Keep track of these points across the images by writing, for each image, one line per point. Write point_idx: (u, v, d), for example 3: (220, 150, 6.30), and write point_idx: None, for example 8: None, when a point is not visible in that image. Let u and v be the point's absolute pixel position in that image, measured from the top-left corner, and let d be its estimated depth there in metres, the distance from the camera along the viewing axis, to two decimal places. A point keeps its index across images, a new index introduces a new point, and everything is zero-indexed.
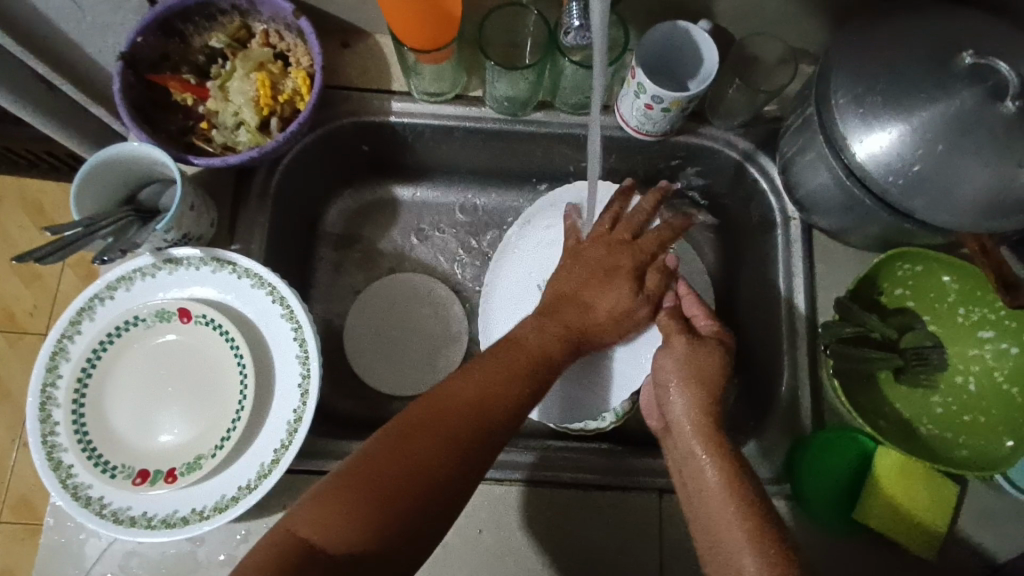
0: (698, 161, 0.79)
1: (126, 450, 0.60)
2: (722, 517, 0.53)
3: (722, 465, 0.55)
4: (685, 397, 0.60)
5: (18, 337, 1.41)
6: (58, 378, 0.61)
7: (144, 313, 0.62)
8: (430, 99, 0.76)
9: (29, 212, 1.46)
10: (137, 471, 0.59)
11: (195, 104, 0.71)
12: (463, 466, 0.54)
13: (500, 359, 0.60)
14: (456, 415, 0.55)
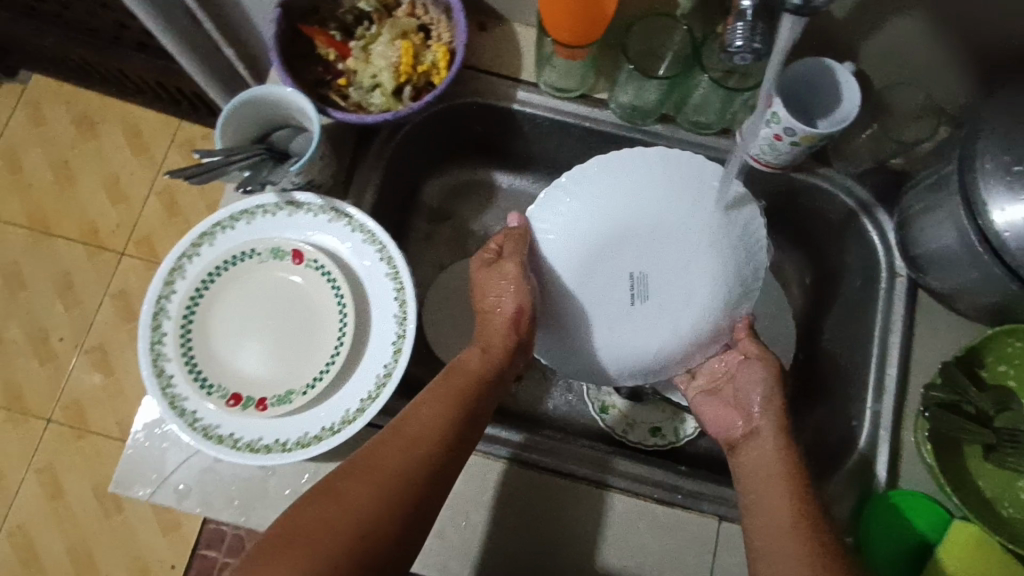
0: (807, 200, 0.78)
1: (222, 372, 0.63)
2: (774, 499, 0.57)
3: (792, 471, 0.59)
4: (773, 414, 0.64)
5: (97, 251, 1.49)
6: (173, 293, 0.65)
7: (261, 248, 0.65)
8: (555, 93, 0.77)
9: (129, 135, 1.54)
10: (231, 393, 0.62)
11: (335, 60, 0.74)
12: (428, 494, 0.56)
13: (437, 395, 0.62)
14: (394, 470, 0.55)
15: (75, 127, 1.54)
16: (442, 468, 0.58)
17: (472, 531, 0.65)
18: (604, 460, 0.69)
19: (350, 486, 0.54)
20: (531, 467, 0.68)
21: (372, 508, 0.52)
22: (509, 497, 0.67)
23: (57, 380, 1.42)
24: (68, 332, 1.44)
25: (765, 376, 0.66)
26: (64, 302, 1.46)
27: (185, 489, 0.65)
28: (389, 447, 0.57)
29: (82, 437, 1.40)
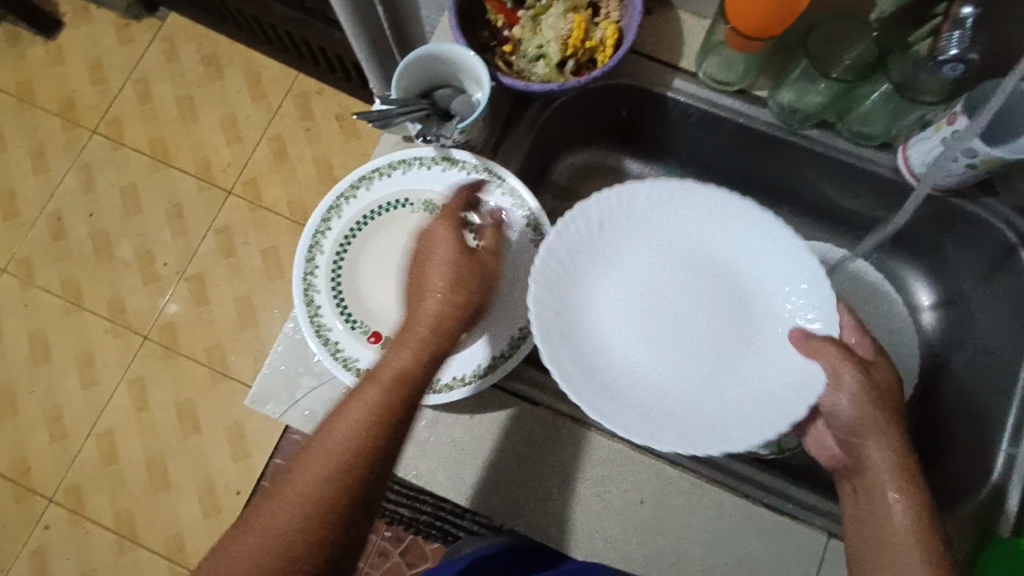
0: (961, 227, 0.75)
1: (366, 310, 0.67)
2: (908, 568, 0.53)
3: (915, 515, 0.55)
4: (895, 438, 0.58)
5: (207, 186, 1.57)
6: (329, 230, 0.69)
7: (415, 199, 0.70)
8: (712, 85, 0.76)
9: (250, 81, 1.62)
10: (372, 331, 0.66)
11: (502, 27, 0.76)
12: (355, 511, 0.54)
13: (389, 370, 0.58)
14: (331, 482, 0.54)
15: (203, 66, 1.63)
16: (365, 490, 0.55)
17: (576, 504, 0.66)
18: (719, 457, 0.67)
19: (300, 490, 0.54)
20: (644, 450, 0.67)
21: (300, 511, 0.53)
22: (618, 475, 0.66)
23: (156, 302, 1.51)
24: (173, 258, 1.54)
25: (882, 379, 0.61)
26: (172, 230, 1.55)
27: (312, 414, 0.68)
28: (318, 449, 0.55)
29: (172, 358, 1.48)
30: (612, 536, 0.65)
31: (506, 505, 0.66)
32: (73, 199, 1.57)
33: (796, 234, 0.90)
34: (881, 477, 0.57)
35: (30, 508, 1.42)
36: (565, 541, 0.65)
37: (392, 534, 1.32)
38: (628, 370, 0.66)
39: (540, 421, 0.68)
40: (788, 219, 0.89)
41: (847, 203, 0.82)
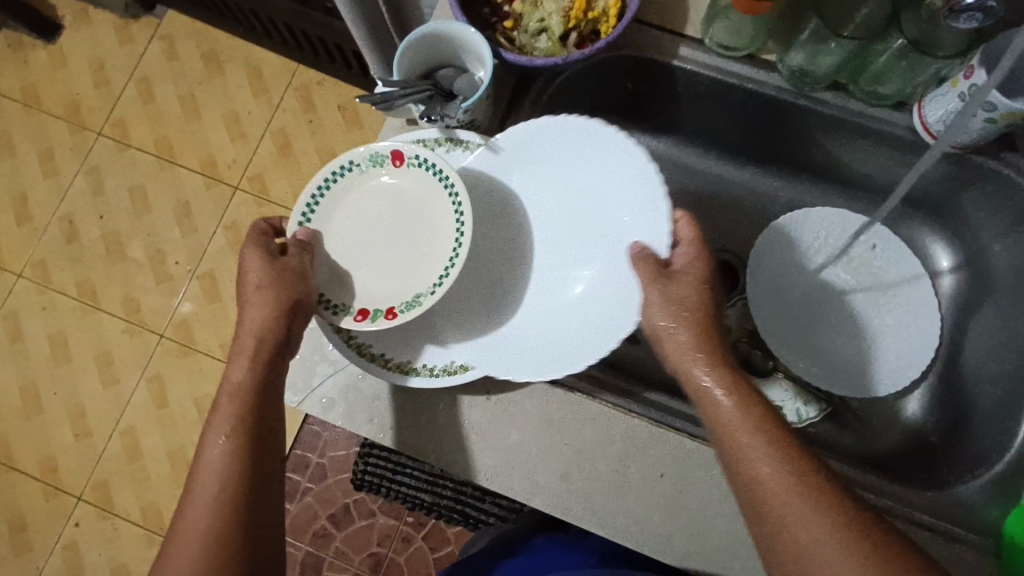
0: (983, 186, 0.73)
1: (342, 282, 0.67)
2: (760, 462, 0.52)
3: (742, 405, 0.54)
4: (691, 328, 0.59)
5: (214, 183, 1.57)
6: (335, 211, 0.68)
7: (359, 157, 0.68)
8: (721, 51, 0.74)
9: (251, 75, 1.61)
10: (358, 308, 0.65)
11: (502, 3, 0.74)
12: (266, 501, 0.57)
13: (243, 351, 0.61)
14: (236, 481, 0.56)
15: (203, 63, 1.62)
16: (263, 478, 0.57)
17: (596, 481, 0.66)
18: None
19: (222, 501, 0.55)
20: (661, 424, 0.67)
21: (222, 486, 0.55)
22: (637, 450, 0.66)
23: (170, 300, 1.53)
24: (184, 257, 1.54)
25: (693, 269, 0.61)
26: (182, 228, 1.56)
27: (329, 402, 0.69)
28: (224, 455, 0.56)
29: (189, 355, 1.50)
30: (632, 512, 0.65)
31: (527, 483, 0.66)
32: (82, 202, 1.58)
33: (809, 201, 0.88)
34: (710, 374, 0.56)
35: (60, 507, 1.45)
36: (586, 517, 0.65)
37: (413, 519, 1.33)
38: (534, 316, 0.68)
39: (554, 400, 0.68)
40: (801, 186, 0.88)
41: (861, 166, 0.80)
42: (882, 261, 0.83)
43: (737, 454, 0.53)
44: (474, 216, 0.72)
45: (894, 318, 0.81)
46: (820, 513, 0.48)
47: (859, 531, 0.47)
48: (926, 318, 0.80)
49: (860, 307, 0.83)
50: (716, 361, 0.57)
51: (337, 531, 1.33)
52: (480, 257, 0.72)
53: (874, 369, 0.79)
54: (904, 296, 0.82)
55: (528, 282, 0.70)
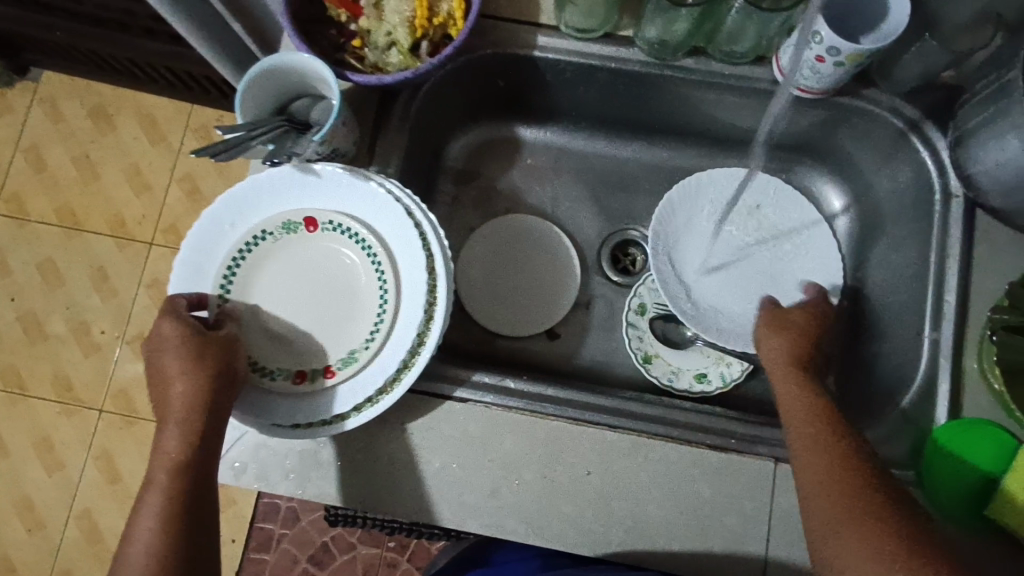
0: (853, 125, 0.74)
1: (279, 349, 0.63)
2: (825, 436, 0.59)
3: (809, 389, 0.63)
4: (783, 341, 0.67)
5: (126, 243, 1.50)
6: (202, 267, 0.64)
7: (271, 227, 0.64)
8: (577, 35, 0.73)
9: (145, 125, 1.54)
10: (295, 371, 0.62)
11: (347, 21, 0.71)
12: None
13: (176, 426, 0.57)
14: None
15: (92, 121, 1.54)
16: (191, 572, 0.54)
17: (525, 490, 0.65)
18: (660, 412, 0.68)
19: None
20: (581, 421, 0.67)
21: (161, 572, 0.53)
22: (560, 452, 0.66)
23: (103, 372, 1.46)
24: (109, 324, 1.47)
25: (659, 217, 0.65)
26: (101, 295, 1.48)
27: (241, 467, 0.66)
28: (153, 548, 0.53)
29: (134, 424, 1.44)
30: (566, 514, 0.65)
31: (458, 507, 0.65)
32: None
33: (703, 165, 0.88)
34: (788, 376, 0.65)
35: None
36: (522, 529, 0.65)
37: (396, 543, 1.31)
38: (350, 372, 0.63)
39: (472, 417, 0.67)
40: (692, 152, 0.87)
41: (741, 124, 0.80)
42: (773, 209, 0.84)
43: (788, 413, 0.62)
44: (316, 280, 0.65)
45: (796, 263, 0.82)
46: (848, 494, 0.54)
47: (843, 466, 0.56)
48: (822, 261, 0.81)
49: (762, 259, 0.82)
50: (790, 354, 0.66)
51: (320, 572, 1.29)
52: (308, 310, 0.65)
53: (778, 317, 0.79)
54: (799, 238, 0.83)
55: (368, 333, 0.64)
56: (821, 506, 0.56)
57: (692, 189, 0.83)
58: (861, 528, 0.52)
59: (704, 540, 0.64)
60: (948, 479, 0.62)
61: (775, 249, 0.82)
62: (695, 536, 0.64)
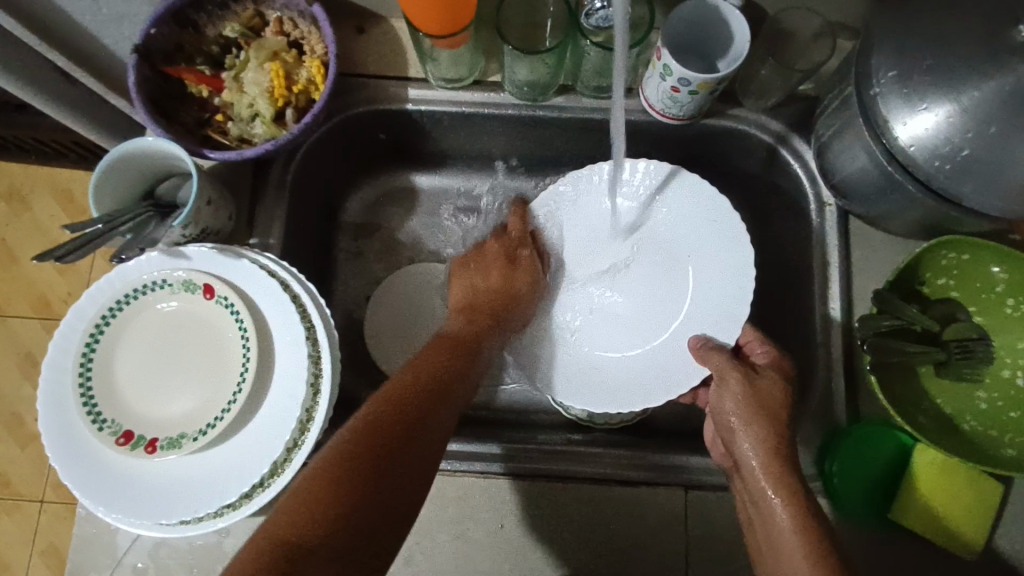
0: (727, 143, 0.75)
1: (139, 422, 0.60)
2: (749, 437, 0.59)
3: (739, 378, 0.61)
4: (742, 407, 0.60)
5: (53, 325, 1.39)
6: (65, 360, 0.61)
7: (172, 279, 0.62)
8: (447, 86, 0.73)
9: (61, 200, 1.43)
10: (149, 440, 0.59)
11: (210, 96, 0.70)
12: (399, 454, 0.54)
13: (384, 400, 0.58)
14: (380, 428, 0.55)
15: (5, 203, 1.43)
16: (392, 440, 0.54)
17: (439, 552, 0.63)
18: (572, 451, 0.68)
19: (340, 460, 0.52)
20: (490, 473, 0.66)
21: (384, 427, 0.55)
22: (472, 507, 0.65)
23: (40, 459, 1.34)
24: None
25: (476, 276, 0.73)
26: (30, 381, 1.37)
27: (142, 569, 0.63)
28: (357, 438, 0.54)
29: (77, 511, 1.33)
30: (483, 571, 0.63)
31: None
32: None
33: None
34: (712, 362, 0.64)
35: None
36: None
37: None
38: (220, 455, 0.59)
39: None
40: None
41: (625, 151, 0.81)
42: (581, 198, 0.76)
43: (749, 484, 0.58)
44: (178, 356, 0.63)
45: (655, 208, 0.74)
46: (807, 557, 0.51)
47: (777, 474, 0.56)
48: (710, 233, 0.71)
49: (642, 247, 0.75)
50: (751, 416, 0.59)
51: None
52: (175, 385, 0.62)
53: (604, 339, 0.74)
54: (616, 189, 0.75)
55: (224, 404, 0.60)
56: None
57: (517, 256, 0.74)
58: (793, 534, 0.53)
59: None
60: (851, 483, 0.61)
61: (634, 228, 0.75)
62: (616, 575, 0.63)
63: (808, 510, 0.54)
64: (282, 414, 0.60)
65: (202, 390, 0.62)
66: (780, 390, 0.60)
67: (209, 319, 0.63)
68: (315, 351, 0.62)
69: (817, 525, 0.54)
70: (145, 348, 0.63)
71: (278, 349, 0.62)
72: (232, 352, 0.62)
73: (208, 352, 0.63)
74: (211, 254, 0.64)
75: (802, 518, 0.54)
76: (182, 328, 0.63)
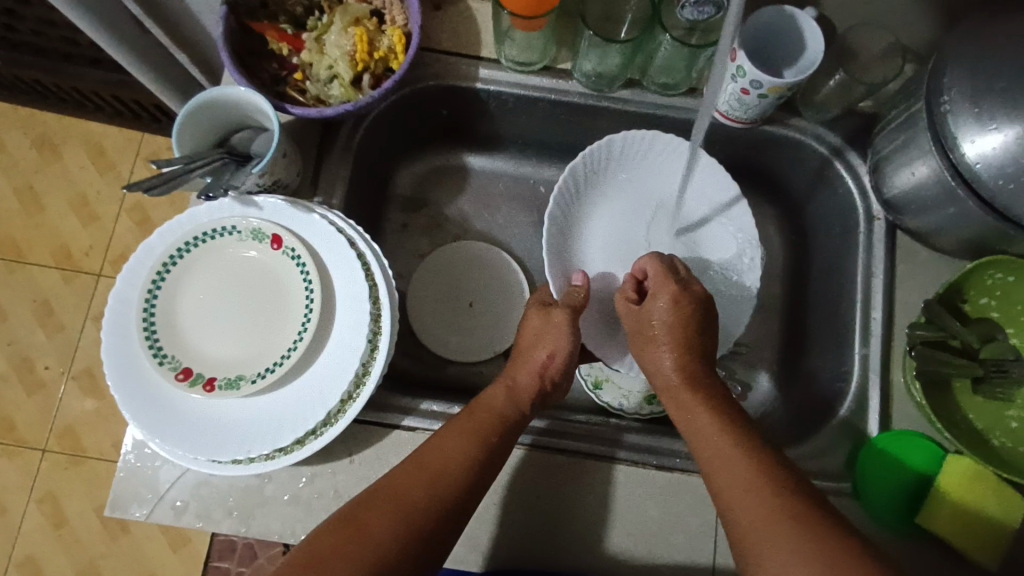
0: (781, 151, 0.78)
1: (198, 361, 0.62)
2: (661, 355, 0.65)
3: (672, 311, 0.66)
4: (669, 329, 0.66)
5: (72, 275, 1.34)
6: (130, 293, 0.63)
7: (242, 226, 0.64)
8: (517, 68, 0.76)
9: (91, 152, 1.40)
10: (207, 379, 0.61)
11: (289, 55, 0.72)
12: (442, 523, 0.55)
13: (457, 429, 0.60)
14: (415, 505, 0.54)
15: (35, 151, 1.39)
16: (436, 498, 0.55)
17: (476, 517, 0.65)
18: (627, 438, 0.70)
19: (372, 518, 0.53)
20: (529, 446, 0.67)
21: (418, 495, 0.55)
22: (509, 477, 0.66)
23: (47, 409, 1.28)
24: (55, 358, 1.30)
25: (563, 328, 0.68)
26: (45, 329, 1.31)
27: (182, 506, 0.64)
28: (407, 478, 0.56)
29: (81, 464, 1.26)
30: (517, 539, 0.64)
31: None
32: None
33: None
34: (653, 299, 0.67)
35: None
36: (473, 558, 0.64)
37: None
38: (276, 400, 0.61)
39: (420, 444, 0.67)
40: None
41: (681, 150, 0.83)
42: (575, 225, 0.78)
43: (686, 415, 0.61)
44: (242, 301, 0.65)
45: (629, 175, 0.79)
46: (763, 499, 0.51)
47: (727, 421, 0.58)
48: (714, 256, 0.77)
49: (637, 211, 0.79)
50: (673, 340, 0.65)
51: None
52: (240, 328, 0.64)
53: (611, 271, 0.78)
54: (590, 183, 0.78)
55: (284, 351, 0.62)
56: (762, 555, 0.48)
57: (588, 178, 0.77)
58: (749, 480, 0.53)
59: (656, 559, 0.64)
60: (881, 479, 0.63)
61: (623, 206, 0.79)
62: (647, 556, 0.64)
63: (759, 449, 0.55)
64: (339, 366, 0.62)
65: (263, 336, 0.64)
66: (688, 320, 0.66)
67: (275, 271, 0.65)
68: (375, 309, 0.64)
69: (771, 468, 0.53)
70: (211, 288, 0.64)
71: (341, 303, 0.64)
72: (294, 302, 0.64)
73: (272, 301, 0.65)
74: (283, 206, 0.66)
75: (750, 463, 0.54)
76: (247, 275, 0.65)
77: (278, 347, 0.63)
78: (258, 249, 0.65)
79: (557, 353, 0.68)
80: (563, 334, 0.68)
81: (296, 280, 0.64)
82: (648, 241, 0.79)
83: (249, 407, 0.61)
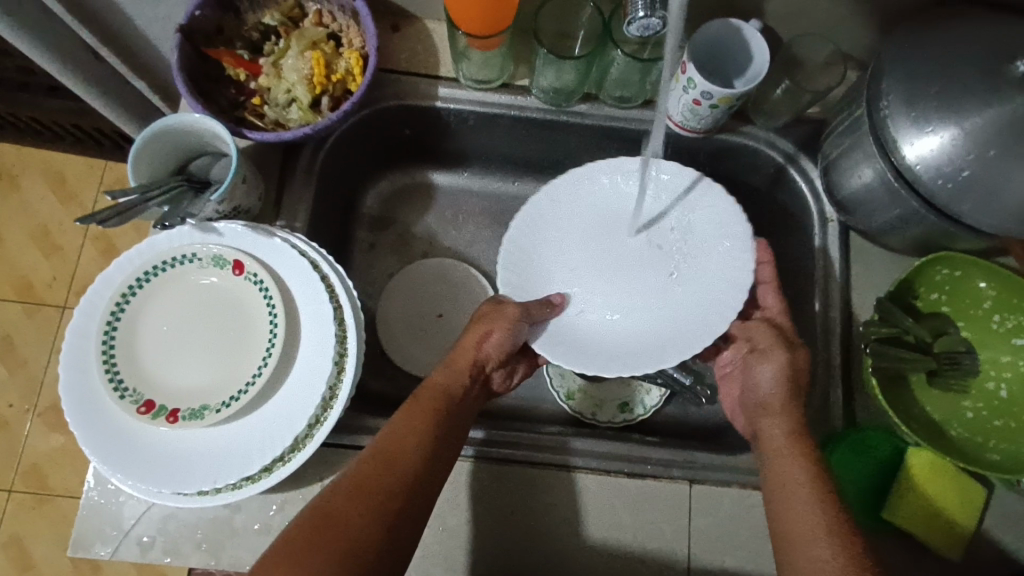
0: (737, 160, 0.80)
1: (159, 392, 0.60)
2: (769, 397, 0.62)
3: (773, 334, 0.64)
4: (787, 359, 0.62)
5: (34, 308, 1.31)
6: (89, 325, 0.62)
7: (202, 253, 0.63)
8: (475, 86, 0.77)
9: (52, 182, 1.37)
10: (170, 411, 0.59)
11: (246, 80, 0.72)
12: (411, 506, 0.55)
13: (411, 411, 0.60)
14: (384, 491, 0.54)
15: None
16: (405, 483, 0.55)
17: (451, 537, 0.64)
18: (619, 449, 0.69)
19: (339, 509, 0.53)
20: (500, 460, 0.67)
21: (386, 480, 0.55)
22: (482, 494, 0.66)
23: (11, 448, 1.24)
24: (17, 396, 1.26)
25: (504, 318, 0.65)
26: (6, 366, 1.27)
27: (149, 542, 0.62)
28: (371, 464, 0.56)
29: (46, 503, 1.22)
30: (491, 556, 0.64)
31: None
32: None
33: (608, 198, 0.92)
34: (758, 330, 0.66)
35: None
36: None
37: None
38: (241, 428, 0.60)
39: None
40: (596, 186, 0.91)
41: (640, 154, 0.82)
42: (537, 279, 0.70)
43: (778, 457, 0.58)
44: (201, 329, 0.64)
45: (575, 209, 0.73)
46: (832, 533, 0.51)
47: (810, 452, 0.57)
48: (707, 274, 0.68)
49: (598, 240, 0.72)
50: (785, 391, 0.61)
51: None
52: (200, 352, 0.63)
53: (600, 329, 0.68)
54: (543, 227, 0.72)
55: (249, 378, 0.61)
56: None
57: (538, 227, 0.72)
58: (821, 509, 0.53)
59: (630, 567, 0.64)
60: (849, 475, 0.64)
61: (593, 244, 0.72)
62: (621, 565, 0.64)
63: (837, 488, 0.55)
64: (305, 390, 0.62)
65: (226, 365, 0.63)
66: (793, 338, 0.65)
67: (233, 298, 0.65)
68: (340, 330, 0.64)
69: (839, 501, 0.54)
70: (168, 317, 0.64)
71: (306, 329, 0.63)
72: (259, 328, 0.64)
73: (232, 328, 0.64)
74: (245, 230, 0.65)
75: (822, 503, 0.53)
76: (204, 302, 0.65)
77: (243, 373, 0.62)
78: (217, 275, 0.64)
79: (499, 340, 0.65)
80: (504, 318, 0.65)
81: (260, 306, 0.64)
82: (629, 266, 0.70)
83: (214, 437, 0.60)
